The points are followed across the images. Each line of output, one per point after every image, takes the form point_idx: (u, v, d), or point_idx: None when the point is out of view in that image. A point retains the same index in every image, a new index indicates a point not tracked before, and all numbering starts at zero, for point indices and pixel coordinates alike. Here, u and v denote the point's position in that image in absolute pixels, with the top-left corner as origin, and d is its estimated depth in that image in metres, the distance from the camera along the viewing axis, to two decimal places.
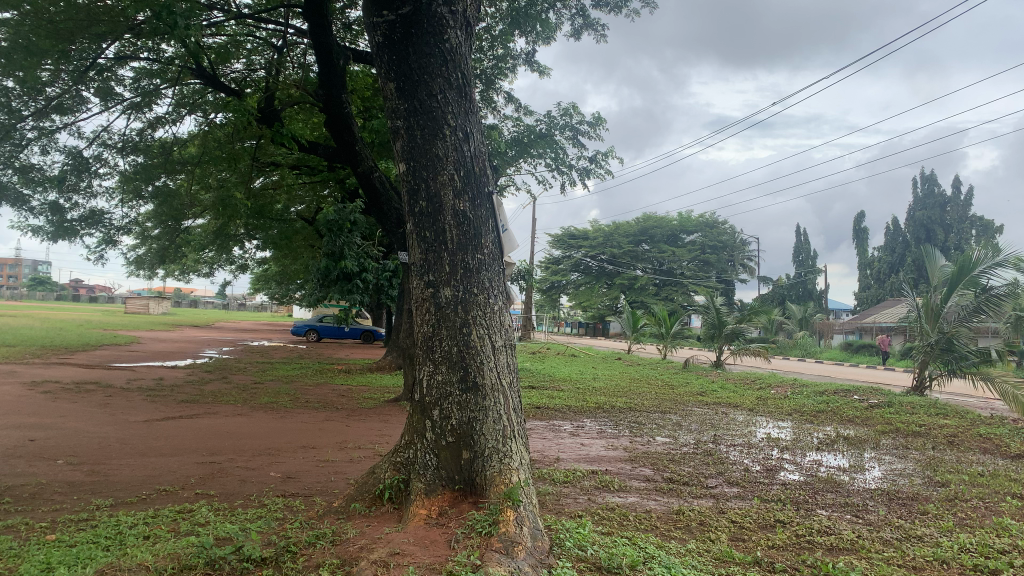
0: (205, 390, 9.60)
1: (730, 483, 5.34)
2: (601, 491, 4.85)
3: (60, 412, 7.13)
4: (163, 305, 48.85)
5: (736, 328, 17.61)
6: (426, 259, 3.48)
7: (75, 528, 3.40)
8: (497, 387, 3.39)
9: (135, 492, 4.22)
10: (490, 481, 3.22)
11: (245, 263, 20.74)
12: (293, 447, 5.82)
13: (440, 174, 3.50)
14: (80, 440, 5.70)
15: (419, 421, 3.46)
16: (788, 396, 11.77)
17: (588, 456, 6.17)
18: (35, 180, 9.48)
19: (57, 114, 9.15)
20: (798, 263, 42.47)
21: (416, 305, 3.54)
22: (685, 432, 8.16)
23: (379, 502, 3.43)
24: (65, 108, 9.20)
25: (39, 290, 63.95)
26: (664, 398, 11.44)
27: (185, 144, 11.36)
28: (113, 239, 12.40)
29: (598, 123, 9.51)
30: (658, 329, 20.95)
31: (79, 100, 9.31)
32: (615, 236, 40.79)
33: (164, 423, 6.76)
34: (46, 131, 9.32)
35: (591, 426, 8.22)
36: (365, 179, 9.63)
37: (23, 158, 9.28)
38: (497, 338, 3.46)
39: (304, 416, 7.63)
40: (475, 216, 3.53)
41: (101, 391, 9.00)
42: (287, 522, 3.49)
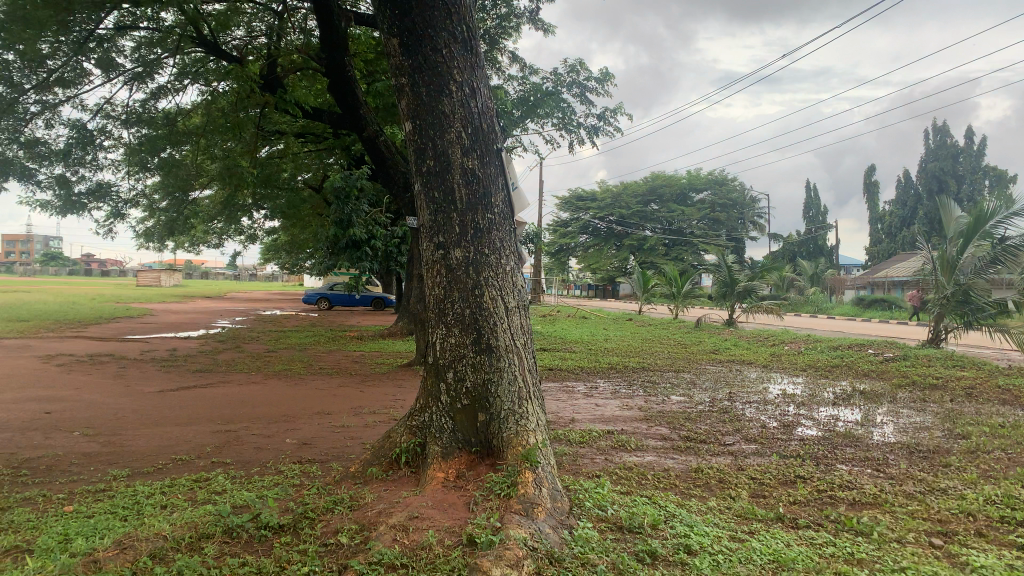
0: (218, 360, 9.62)
1: (748, 440, 5.30)
2: (618, 451, 4.82)
3: (75, 384, 7.14)
4: (173, 278, 49.03)
5: (748, 286, 17.49)
6: (436, 221, 3.41)
7: (92, 499, 3.39)
8: (512, 349, 3.34)
9: (151, 462, 4.21)
10: (507, 442, 3.18)
11: (254, 233, 20.71)
12: (308, 414, 5.80)
13: (447, 131, 3.40)
14: (96, 412, 5.70)
15: (434, 385, 3.41)
16: (802, 352, 11.70)
17: (604, 416, 6.14)
18: (41, 154, 9.42)
19: (59, 88, 9.03)
20: (809, 219, 42.15)
21: (427, 267, 3.47)
22: (700, 390, 8.12)
23: (395, 466, 3.40)
24: (67, 80, 9.08)
25: (51, 266, 64.13)
26: (678, 357, 11.40)
27: (189, 114, 11.24)
28: (121, 212, 12.35)
29: (605, 79, 9.31)
30: (669, 289, 20.86)
31: (80, 72, 9.18)
32: (623, 197, 40.53)
33: (178, 393, 6.77)
34: (48, 104, 9.21)
35: (605, 386, 8.19)
36: (370, 143, 9.51)
37: (28, 132, 9.21)
38: (511, 299, 3.40)
39: (318, 383, 7.63)
40: (485, 174, 3.44)
41: (115, 363, 9.02)
42: (304, 489, 3.46)
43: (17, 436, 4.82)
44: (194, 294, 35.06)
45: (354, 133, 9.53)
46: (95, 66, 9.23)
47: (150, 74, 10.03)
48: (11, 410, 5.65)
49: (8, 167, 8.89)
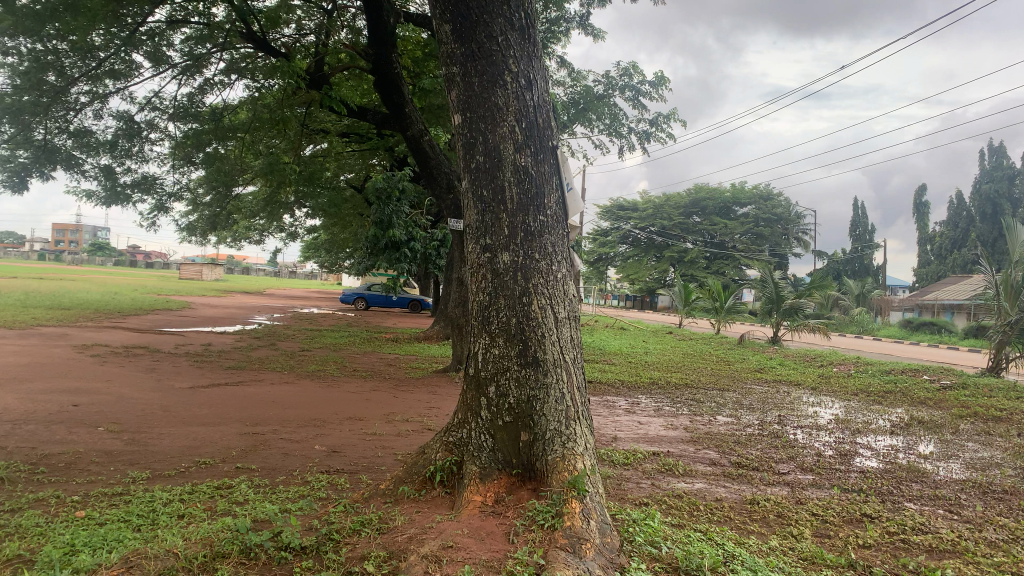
0: (252, 356, 9.50)
1: (804, 470, 4.95)
2: (666, 476, 4.51)
3: (106, 376, 7.03)
4: (214, 273, 49.60)
5: (795, 304, 16.93)
6: (483, 221, 3.16)
7: (107, 504, 3.19)
8: (560, 363, 3.06)
9: (173, 465, 4.01)
10: (551, 467, 2.90)
11: (295, 231, 20.77)
12: (339, 419, 5.59)
13: (500, 126, 3.14)
14: (123, 407, 5.56)
15: (474, 399, 3.15)
16: (853, 374, 11.22)
17: (648, 436, 5.82)
18: (89, 144, 9.39)
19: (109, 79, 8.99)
20: (856, 237, 41.16)
21: (471, 271, 3.22)
22: (747, 411, 7.77)
23: (429, 485, 3.12)
24: (117, 73, 9.05)
25: (97, 255, 65.53)
26: (722, 375, 11.00)
27: (235, 110, 11.17)
28: (165, 206, 12.35)
29: (660, 82, 8.94)
30: (712, 303, 20.37)
31: (130, 65, 9.15)
32: (665, 208, 40.01)
33: (209, 390, 6.61)
34: (98, 95, 9.16)
35: (647, 403, 7.86)
36: (414, 143, 9.30)
37: (78, 122, 9.18)
38: (561, 309, 3.12)
39: (351, 385, 7.42)
40: (538, 172, 3.17)
41: (149, 355, 8.95)
42: (330, 504, 3.21)
43: (41, 429, 4.67)
44: (232, 289, 35.35)
45: (399, 132, 9.33)
46: (145, 58, 9.18)
47: (199, 69, 9.98)
48: (39, 401, 5.52)
49: (55, 155, 8.86)
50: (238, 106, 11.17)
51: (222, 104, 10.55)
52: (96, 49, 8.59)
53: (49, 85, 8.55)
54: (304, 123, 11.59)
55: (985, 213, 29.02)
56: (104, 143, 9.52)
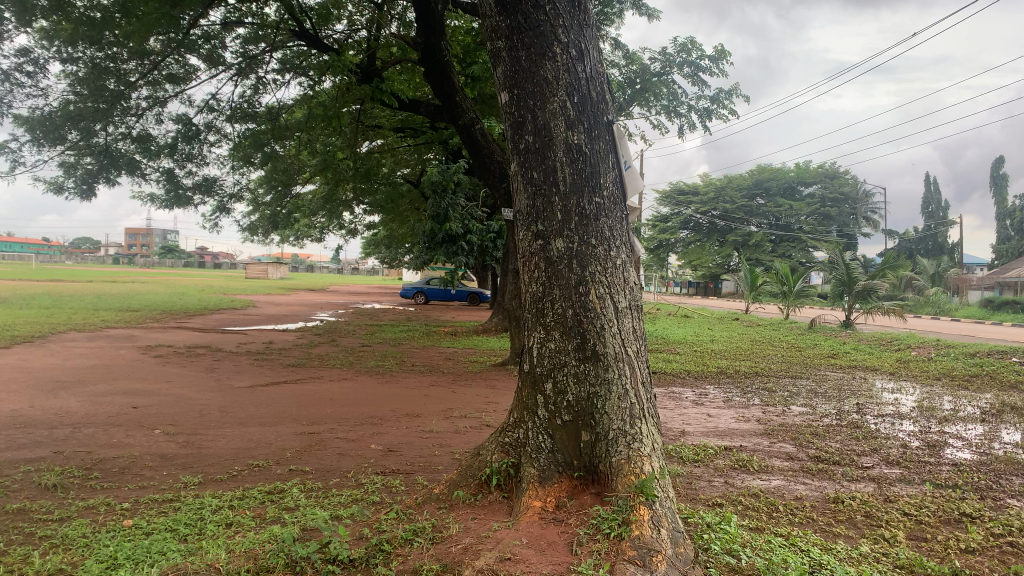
0: (312, 353, 9.50)
1: (889, 464, 4.60)
2: (740, 473, 4.24)
3: (167, 377, 7.07)
4: (279, 271, 50.55)
5: (868, 286, 16.21)
6: (534, 206, 2.94)
7: (157, 511, 3.09)
8: (622, 357, 2.82)
9: (226, 468, 3.92)
10: (616, 469, 2.67)
11: (355, 228, 20.88)
12: (396, 416, 5.45)
13: (550, 102, 2.92)
14: (181, 408, 5.53)
15: (531, 397, 2.93)
16: (934, 358, 10.61)
17: (718, 429, 5.53)
18: (154, 150, 9.50)
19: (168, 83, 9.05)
20: (928, 215, 39.52)
21: (524, 260, 3.00)
22: (822, 400, 7.37)
23: (485, 489, 2.92)
24: (177, 77, 9.11)
25: (168, 257, 67.89)
26: (792, 362, 10.55)
27: (292, 110, 11.15)
28: (226, 207, 12.46)
29: (720, 56, 8.51)
30: (779, 288, 19.73)
31: (188, 69, 9.20)
32: (726, 191, 39.08)
33: (266, 389, 6.56)
34: (158, 99, 9.22)
35: (715, 394, 7.53)
36: (466, 132, 9.07)
37: (140, 127, 9.29)
38: (622, 298, 2.88)
39: (409, 381, 7.30)
40: (593, 151, 2.94)
41: (211, 355, 9.01)
42: (382, 510, 3.04)
43: (99, 432, 4.65)
44: (296, 286, 35.96)
45: (451, 123, 9.12)
46: (202, 61, 9.19)
47: (255, 68, 9.98)
48: (99, 404, 5.54)
49: (118, 160, 8.92)
50: (294, 106, 11.16)
51: (278, 103, 10.56)
52: (154, 53, 8.63)
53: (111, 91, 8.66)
54: (358, 119, 11.53)
55: None
56: (166, 148, 9.62)
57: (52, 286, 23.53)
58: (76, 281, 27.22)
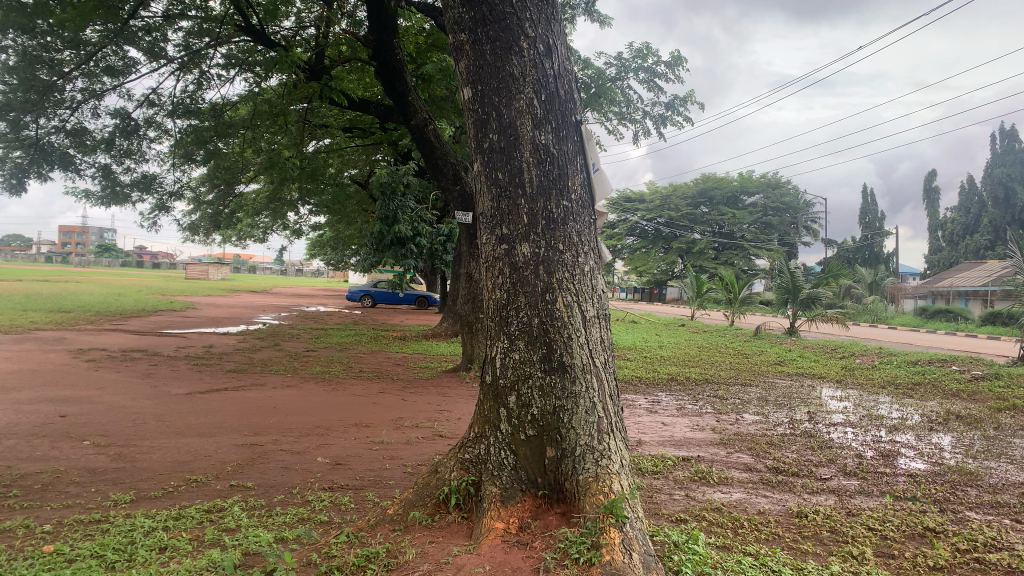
0: (254, 358, 9.16)
1: (847, 475, 4.56)
2: (700, 485, 4.15)
3: (100, 383, 6.69)
4: (220, 272, 49.28)
5: (812, 294, 16.45)
6: (498, 208, 2.78)
7: (82, 535, 2.83)
8: (590, 369, 2.69)
9: (161, 483, 3.65)
10: (583, 488, 2.53)
11: (299, 228, 20.40)
12: (343, 426, 5.22)
13: (516, 99, 2.76)
14: (114, 417, 5.21)
15: (493, 410, 2.77)
16: (877, 366, 10.77)
17: (674, 439, 5.45)
18: (90, 145, 9.04)
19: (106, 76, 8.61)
20: (866, 225, 40.61)
21: (487, 265, 2.84)
22: (774, 408, 7.37)
23: (443, 509, 2.74)
24: (116, 71, 8.68)
25: (102, 256, 65.73)
26: (741, 369, 10.59)
27: (236, 107, 10.78)
28: (166, 205, 11.99)
29: (676, 62, 8.46)
30: (725, 295, 19.93)
31: (129, 62, 8.77)
32: (672, 199, 39.52)
33: (206, 396, 6.25)
34: (94, 92, 8.75)
35: (668, 402, 7.47)
36: (418, 133, 8.85)
37: (75, 121, 8.83)
38: (589, 307, 2.74)
39: (357, 388, 7.07)
40: (560, 151, 2.79)
41: (147, 359, 8.61)
42: (332, 532, 2.84)
43: (21, 444, 4.32)
44: (238, 288, 35.06)
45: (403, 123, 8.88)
46: (142, 54, 8.76)
47: (198, 63, 9.59)
48: (24, 413, 5.18)
49: (50, 153, 8.42)
50: (239, 103, 10.79)
51: (223, 100, 10.18)
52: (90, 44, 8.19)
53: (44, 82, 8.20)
54: (305, 117, 11.22)
55: (997, 197, 28.41)
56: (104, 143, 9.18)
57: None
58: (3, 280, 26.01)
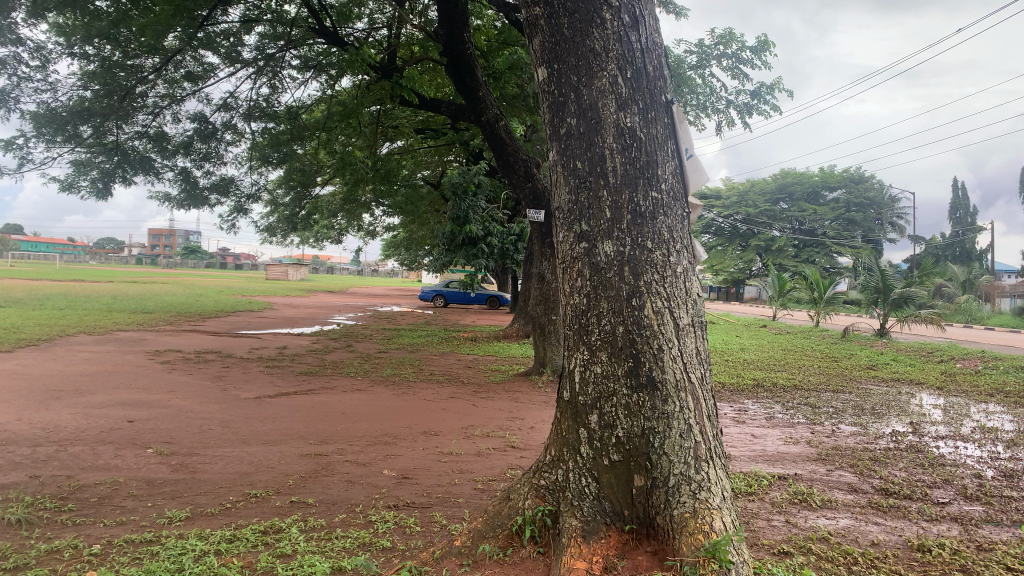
0: (326, 360, 9.06)
1: (968, 499, 4.04)
2: (801, 509, 3.73)
3: (171, 386, 6.65)
4: (298, 273, 50.33)
5: (904, 294, 15.47)
6: (577, 202, 2.46)
7: (130, 559, 2.63)
8: (685, 386, 2.34)
9: (219, 498, 3.47)
10: (678, 524, 2.20)
11: (373, 229, 20.47)
12: (413, 435, 4.98)
13: (598, 77, 2.44)
14: (181, 423, 5.10)
15: (572, 431, 2.45)
16: (982, 372, 9.95)
17: (766, 454, 5.02)
18: (171, 149, 9.06)
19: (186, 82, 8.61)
20: (958, 220, 38.56)
21: (563, 266, 2.52)
22: (872, 418, 6.80)
23: (516, 542, 2.44)
24: (196, 76, 8.66)
25: (189, 258, 68.40)
26: (830, 374, 9.95)
27: (311, 109, 10.71)
28: (244, 208, 12.04)
29: (763, 46, 7.94)
30: (809, 294, 19.06)
31: (208, 68, 8.75)
32: (750, 195, 38.31)
33: (274, 401, 6.12)
34: (174, 98, 8.78)
35: (755, 411, 6.99)
36: (489, 130, 8.56)
37: (157, 125, 8.88)
38: (683, 313, 2.39)
39: (428, 392, 6.85)
40: (648, 136, 2.45)
41: (221, 361, 8.61)
42: (394, 564, 2.56)
43: (85, 451, 4.22)
44: (315, 288, 35.63)
45: (473, 120, 8.62)
46: (220, 58, 8.71)
47: (275, 68, 9.57)
48: (93, 417, 5.12)
49: (132, 158, 8.47)
50: (313, 105, 10.71)
51: (299, 103, 10.13)
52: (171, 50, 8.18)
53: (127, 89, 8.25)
54: (378, 119, 11.08)
55: None
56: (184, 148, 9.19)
57: (71, 286, 23.35)
58: (96, 282, 27.04)
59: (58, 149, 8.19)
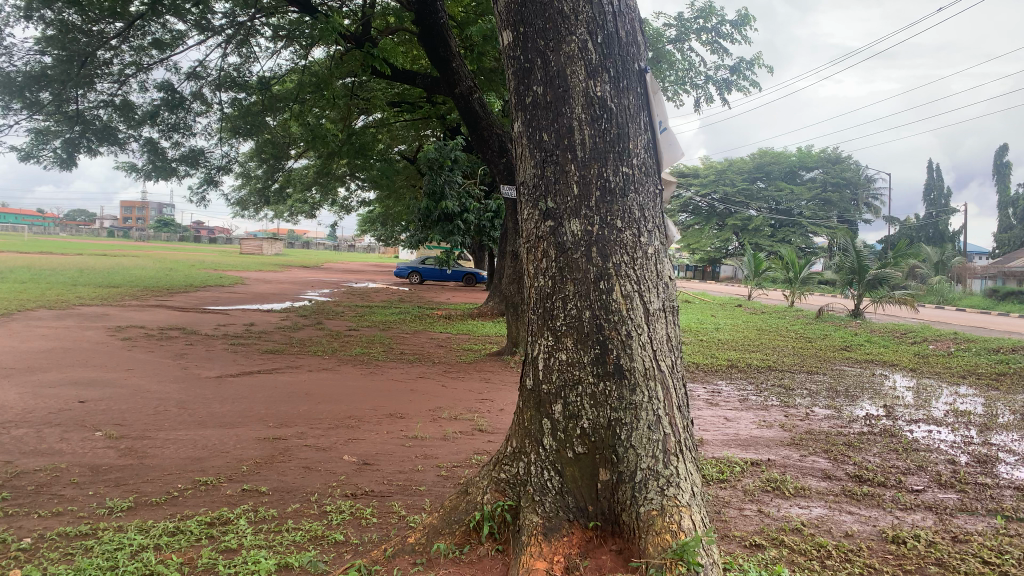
0: (294, 338, 8.85)
1: (943, 486, 3.96)
2: (773, 498, 3.63)
3: (130, 363, 6.42)
4: (273, 247, 49.65)
5: (880, 275, 15.48)
6: (543, 176, 2.29)
7: (60, 555, 2.45)
8: (654, 375, 2.20)
9: (166, 486, 3.29)
10: (645, 522, 2.07)
11: (348, 205, 20.15)
12: (377, 418, 4.82)
13: (566, 41, 2.27)
14: (135, 404, 4.89)
15: (534, 421, 2.30)
16: (954, 353, 9.97)
17: (739, 438, 4.92)
18: (138, 119, 8.70)
19: (154, 49, 8.26)
20: (931, 202, 38.87)
21: (527, 246, 2.36)
22: (846, 401, 6.75)
23: (473, 539, 2.29)
24: (165, 44, 8.32)
25: (161, 231, 67.34)
26: (804, 355, 9.90)
27: (283, 80, 10.39)
28: (214, 180, 11.71)
29: (743, 21, 7.79)
30: (784, 274, 19.06)
31: (177, 36, 8.41)
32: (727, 174, 38.29)
33: (236, 381, 5.92)
34: (141, 66, 8.43)
35: (728, 393, 6.91)
36: (463, 102, 8.33)
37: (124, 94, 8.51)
38: (653, 298, 2.24)
39: (396, 372, 6.68)
40: (619, 106, 2.28)
41: (185, 338, 8.36)
42: (345, 562, 2.41)
43: (29, 434, 4.01)
44: (289, 263, 35.19)
45: (447, 92, 8.37)
46: (189, 26, 8.39)
47: (246, 37, 9.26)
48: (42, 397, 4.90)
49: (97, 127, 8.11)
50: (285, 75, 10.39)
51: (270, 74, 9.83)
52: (137, 16, 7.83)
53: (93, 57, 7.89)
54: (354, 92, 10.77)
55: None
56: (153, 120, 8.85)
57: (36, 259, 22.70)
58: (63, 254, 26.32)
59: (15, 115, 7.78)
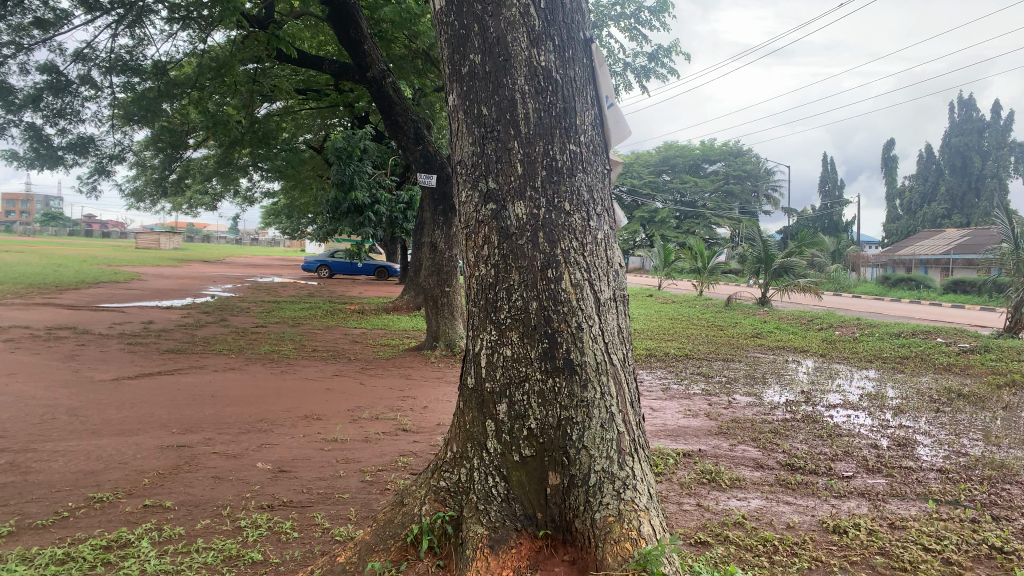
0: (196, 336, 8.34)
1: (870, 472, 3.97)
2: (711, 490, 3.55)
3: (12, 368, 5.85)
4: (171, 242, 47.39)
5: (785, 263, 15.93)
6: (483, 155, 2.09)
7: None
8: (605, 370, 2.04)
9: (55, 505, 2.92)
10: (601, 529, 1.90)
11: (251, 195, 19.34)
12: (292, 420, 4.51)
13: (505, 7, 2.08)
14: (17, 413, 4.41)
15: (477, 423, 2.10)
16: (859, 339, 10.31)
17: (668, 429, 4.85)
18: (18, 103, 7.96)
19: (36, 29, 7.56)
20: (826, 193, 40.62)
21: (465, 231, 2.15)
22: (765, 388, 6.81)
23: (411, 555, 2.07)
24: (49, 23, 7.63)
25: (49, 226, 63.40)
26: (719, 343, 10.04)
27: (181, 65, 9.77)
28: (106, 170, 10.94)
29: (659, 9, 7.73)
30: (693, 265, 19.40)
31: (62, 14, 7.73)
32: (635, 166, 38.90)
33: (133, 384, 5.46)
34: (20, 46, 7.70)
35: (651, 382, 6.87)
36: (376, 87, 7.93)
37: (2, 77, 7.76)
38: (603, 287, 2.08)
39: (310, 370, 6.35)
40: (565, 78, 2.11)
41: (75, 338, 7.73)
42: None
43: None
44: (188, 258, 33.58)
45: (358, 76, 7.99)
46: (74, 4, 7.71)
47: (139, 17, 8.63)
48: None
49: None
50: (183, 60, 9.78)
51: (167, 58, 9.23)
52: None
53: None
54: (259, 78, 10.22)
55: (954, 165, 28.29)
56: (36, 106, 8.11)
57: None
58: None
59: None
